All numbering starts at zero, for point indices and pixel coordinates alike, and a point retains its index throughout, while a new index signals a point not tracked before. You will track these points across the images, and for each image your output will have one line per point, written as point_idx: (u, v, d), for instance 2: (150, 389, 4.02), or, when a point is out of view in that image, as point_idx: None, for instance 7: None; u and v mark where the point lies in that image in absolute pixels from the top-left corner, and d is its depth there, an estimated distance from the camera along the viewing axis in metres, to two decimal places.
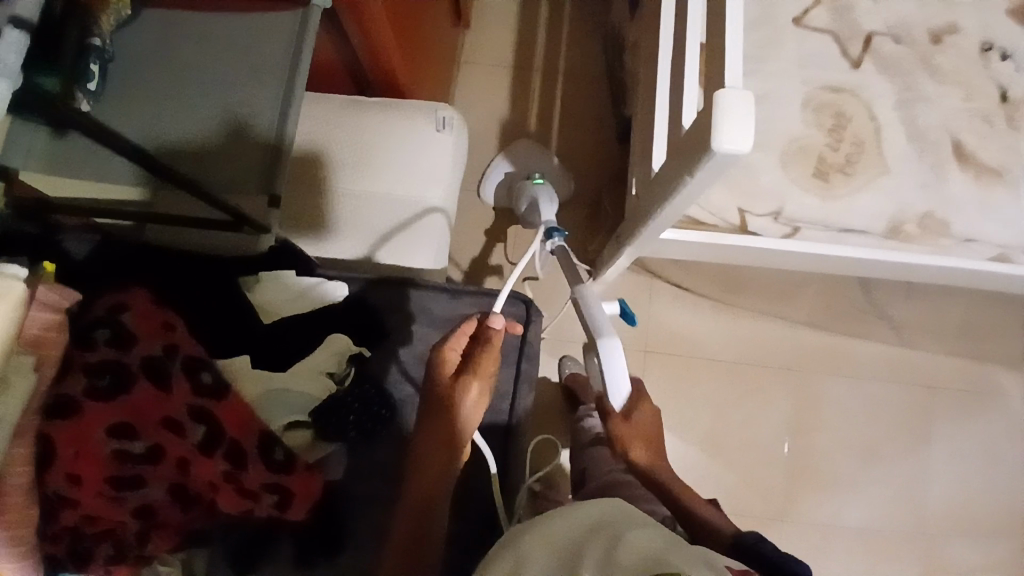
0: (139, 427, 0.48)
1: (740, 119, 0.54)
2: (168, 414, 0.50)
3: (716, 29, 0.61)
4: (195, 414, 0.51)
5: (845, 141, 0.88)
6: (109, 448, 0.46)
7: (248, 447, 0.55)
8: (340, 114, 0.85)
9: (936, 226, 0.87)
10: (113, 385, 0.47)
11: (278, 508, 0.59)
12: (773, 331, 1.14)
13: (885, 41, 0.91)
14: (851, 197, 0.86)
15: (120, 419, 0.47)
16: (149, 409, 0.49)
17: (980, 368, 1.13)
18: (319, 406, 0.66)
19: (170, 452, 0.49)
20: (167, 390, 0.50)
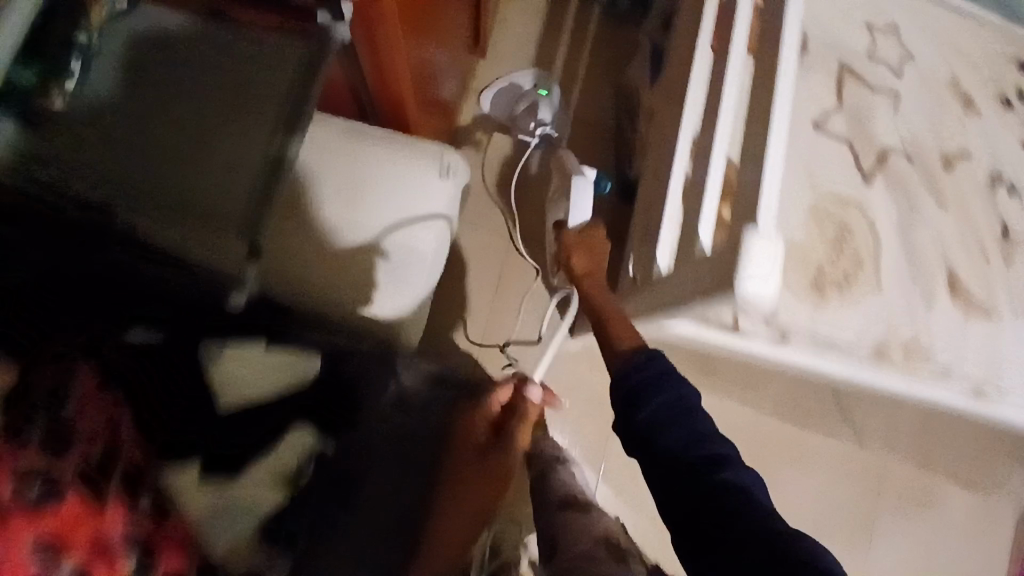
0: (68, 545, 0.46)
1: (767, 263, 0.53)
2: (98, 531, 0.49)
3: None
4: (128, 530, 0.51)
5: (846, 255, 0.86)
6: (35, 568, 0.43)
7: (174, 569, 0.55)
8: (341, 145, 0.79)
9: (917, 354, 0.87)
10: (45, 496, 0.45)
11: None
12: (739, 414, 1.13)
13: (899, 158, 0.90)
14: (842, 313, 0.85)
15: (52, 533, 0.45)
16: (83, 523, 0.47)
17: (927, 476, 1.16)
18: (274, 512, 0.68)
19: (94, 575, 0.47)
20: (102, 501, 0.49)
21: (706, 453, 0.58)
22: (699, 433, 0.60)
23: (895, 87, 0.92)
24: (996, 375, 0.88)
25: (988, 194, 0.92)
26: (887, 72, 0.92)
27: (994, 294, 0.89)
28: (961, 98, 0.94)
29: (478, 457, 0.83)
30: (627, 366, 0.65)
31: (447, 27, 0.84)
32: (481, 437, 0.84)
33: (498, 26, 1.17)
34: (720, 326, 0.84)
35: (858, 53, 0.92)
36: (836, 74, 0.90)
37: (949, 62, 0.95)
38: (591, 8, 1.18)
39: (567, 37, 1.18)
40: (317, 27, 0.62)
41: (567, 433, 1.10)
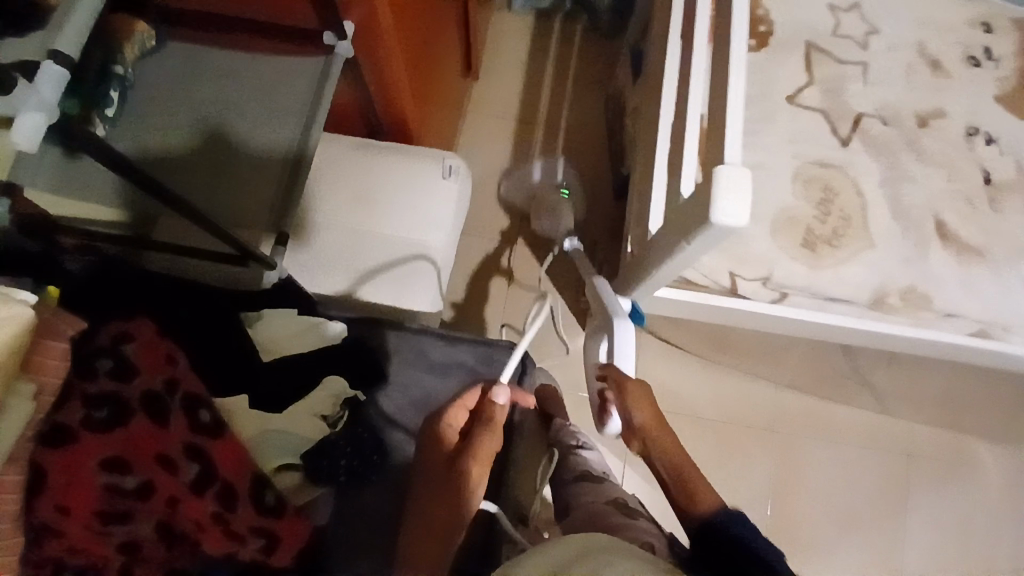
0: (133, 464, 0.45)
1: (738, 197, 0.57)
2: (164, 452, 0.47)
3: (718, 110, 0.64)
4: (191, 451, 0.49)
5: (833, 215, 0.91)
6: (104, 479, 0.44)
7: (240, 488, 0.53)
8: (350, 155, 0.89)
9: (917, 300, 0.90)
10: (112, 417, 0.45)
11: (264, 552, 0.55)
12: (755, 391, 1.16)
13: (874, 121, 0.95)
14: (838, 269, 0.89)
15: (120, 451, 0.45)
16: (146, 446, 0.46)
17: (958, 438, 1.16)
18: (312, 447, 0.65)
19: (161, 489, 0.47)
20: (165, 428, 0.47)
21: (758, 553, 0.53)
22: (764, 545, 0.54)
23: (862, 58, 0.98)
24: (1000, 316, 0.90)
25: (970, 145, 0.96)
26: (852, 45, 0.99)
27: (988, 239, 0.92)
28: (931, 61, 0.99)
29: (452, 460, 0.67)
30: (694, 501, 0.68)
31: (437, 47, 0.93)
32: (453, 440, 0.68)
33: (491, 54, 1.27)
34: (719, 290, 0.92)
35: (823, 31, 0.99)
36: (804, 52, 0.97)
37: (915, 27, 1.01)
38: (575, 28, 1.28)
39: (555, 57, 1.27)
40: (324, 46, 0.72)
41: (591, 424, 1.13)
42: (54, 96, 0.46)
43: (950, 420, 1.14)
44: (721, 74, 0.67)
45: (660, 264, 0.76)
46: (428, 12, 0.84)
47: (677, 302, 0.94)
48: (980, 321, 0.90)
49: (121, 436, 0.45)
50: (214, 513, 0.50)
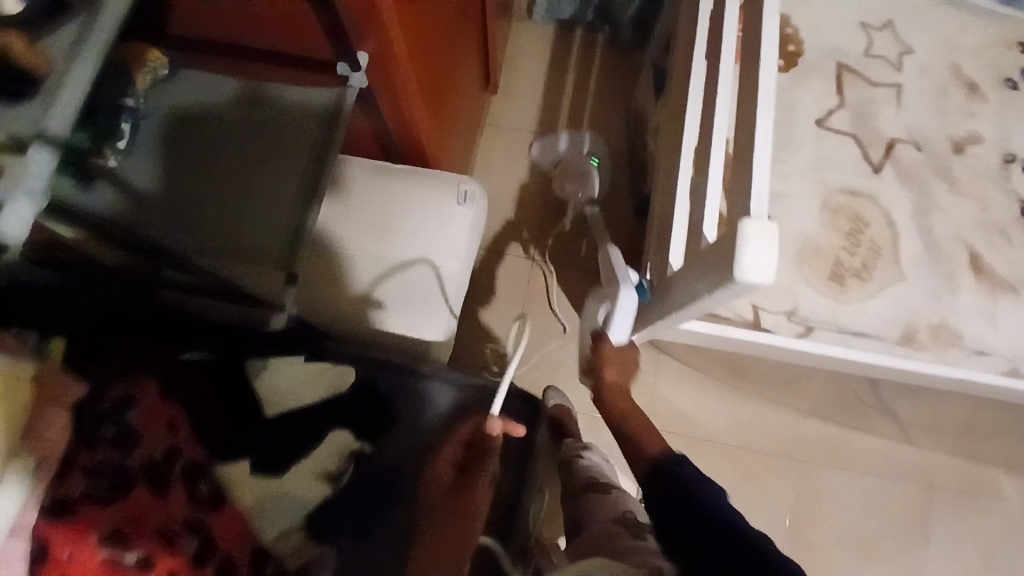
0: (133, 536, 0.54)
1: (764, 247, 0.54)
2: (164, 522, 0.56)
3: (743, 154, 0.61)
4: (190, 525, 0.57)
5: (862, 246, 0.87)
6: (105, 554, 0.52)
7: (236, 557, 0.60)
8: (361, 182, 0.87)
9: (948, 338, 0.86)
10: (110, 491, 0.55)
11: None
12: (772, 416, 1.14)
13: (907, 147, 0.91)
14: (864, 303, 0.86)
15: (117, 524, 0.54)
16: (148, 514, 0.56)
17: (982, 469, 1.12)
18: (314, 508, 0.67)
19: (160, 563, 0.54)
20: (162, 494, 0.57)
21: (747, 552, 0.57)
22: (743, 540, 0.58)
23: (895, 80, 0.94)
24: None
25: (1008, 173, 0.92)
26: (886, 66, 0.94)
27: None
28: (968, 82, 0.95)
29: (451, 498, 0.69)
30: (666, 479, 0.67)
31: (455, 70, 0.91)
32: (448, 477, 0.71)
33: (509, 64, 1.24)
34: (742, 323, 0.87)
35: (856, 50, 0.94)
36: (835, 72, 0.93)
37: (952, 46, 0.96)
38: (595, 37, 1.24)
39: (575, 68, 1.24)
40: (340, 78, 0.71)
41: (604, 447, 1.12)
42: (44, 181, 0.45)
43: (974, 450, 1.11)
44: (747, 114, 0.64)
45: (681, 299, 0.73)
46: (446, 36, 0.82)
47: (695, 333, 0.89)
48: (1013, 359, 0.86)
49: (119, 505, 0.54)
50: None
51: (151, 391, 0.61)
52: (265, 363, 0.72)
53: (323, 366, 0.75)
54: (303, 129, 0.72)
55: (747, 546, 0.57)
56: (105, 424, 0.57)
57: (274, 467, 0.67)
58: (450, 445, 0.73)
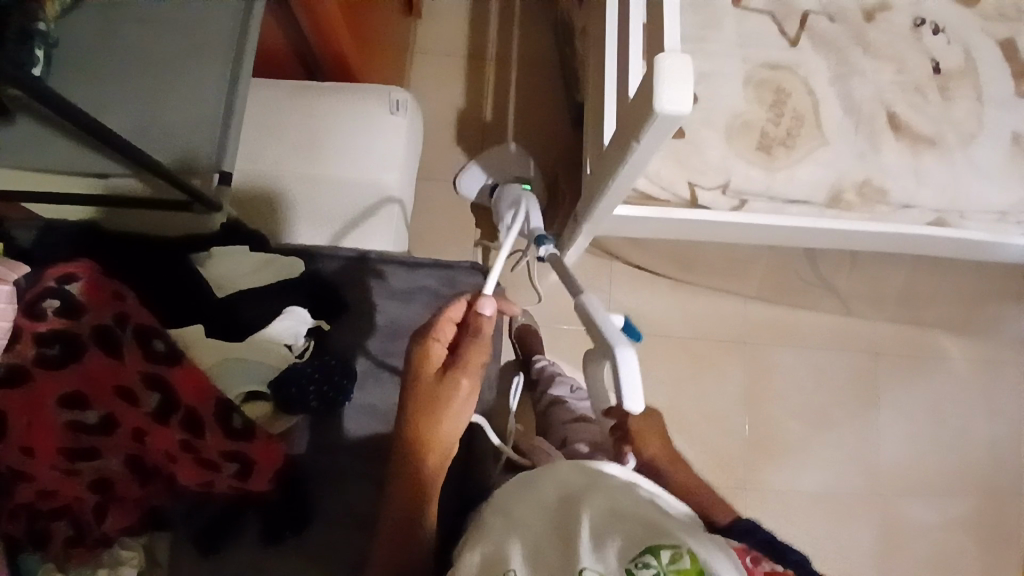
0: (94, 399, 0.52)
1: (680, 80, 0.56)
2: (120, 382, 0.53)
3: (657, 4, 0.63)
4: (149, 380, 0.55)
5: (786, 116, 0.91)
6: (63, 414, 0.50)
7: (205, 416, 0.57)
8: (289, 100, 0.85)
9: (875, 194, 0.91)
10: (64, 353, 0.50)
11: (239, 480, 0.62)
12: (723, 305, 1.19)
13: (820, 18, 0.96)
14: (793, 169, 0.90)
15: (76, 388, 0.51)
16: (102, 379, 0.52)
17: (922, 332, 1.21)
18: (275, 376, 0.65)
19: (124, 420, 0.53)
20: (118, 359, 0.53)
21: None
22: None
23: None
24: (958, 202, 0.91)
25: (918, 40, 0.97)
26: None
27: (942, 129, 0.93)
28: None
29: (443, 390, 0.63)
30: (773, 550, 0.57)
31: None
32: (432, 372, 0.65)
33: None
34: (681, 205, 0.91)
35: None
36: None
37: None
38: None
39: None
40: None
41: (569, 354, 1.15)
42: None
43: (912, 316, 1.19)
44: None
45: (614, 173, 0.77)
46: None
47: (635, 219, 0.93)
48: (934, 206, 0.91)
49: (82, 371, 0.51)
50: (182, 441, 0.57)
51: (87, 267, 0.55)
52: (206, 256, 0.74)
53: (266, 258, 0.76)
54: (207, 27, 0.71)
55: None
56: (151, 339, 0.56)
57: (229, 334, 0.67)
58: (440, 335, 0.65)
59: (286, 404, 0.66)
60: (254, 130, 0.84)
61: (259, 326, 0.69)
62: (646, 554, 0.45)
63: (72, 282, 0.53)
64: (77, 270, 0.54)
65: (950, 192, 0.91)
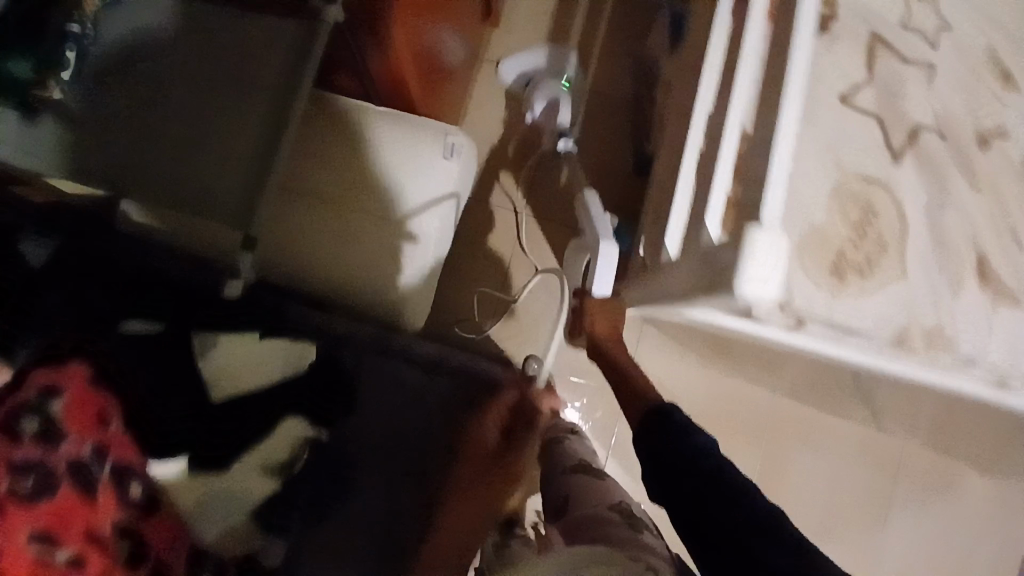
0: (60, 536, 0.52)
1: (769, 265, 0.51)
2: (89, 525, 0.55)
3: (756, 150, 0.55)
4: (120, 527, 0.59)
5: (869, 239, 0.82)
6: (32, 552, 0.51)
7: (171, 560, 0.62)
8: (335, 127, 0.81)
9: (943, 345, 0.83)
10: (37, 488, 0.52)
11: None
12: (746, 391, 1.13)
13: (931, 135, 0.84)
14: (861, 300, 0.82)
15: (39, 527, 0.51)
16: (70, 517, 0.54)
17: (948, 460, 1.14)
18: (262, 505, 0.69)
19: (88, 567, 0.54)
20: (92, 500, 0.56)
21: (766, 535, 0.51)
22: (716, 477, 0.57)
23: (929, 58, 0.86)
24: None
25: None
26: (922, 41, 0.86)
27: None
28: (1007, 70, 0.87)
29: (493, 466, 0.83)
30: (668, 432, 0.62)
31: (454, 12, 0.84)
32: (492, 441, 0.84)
33: None
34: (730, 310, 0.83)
35: (892, 21, 0.86)
36: (866, 44, 0.85)
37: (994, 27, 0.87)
38: None
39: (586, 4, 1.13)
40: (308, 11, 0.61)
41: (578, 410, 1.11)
42: None
43: (942, 442, 1.12)
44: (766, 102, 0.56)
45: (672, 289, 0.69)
46: None
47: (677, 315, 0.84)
48: (1001, 364, 0.84)
49: (46, 505, 0.52)
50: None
51: (81, 378, 0.58)
52: (213, 338, 0.70)
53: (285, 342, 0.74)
54: (260, 65, 0.63)
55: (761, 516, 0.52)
56: (130, 483, 0.60)
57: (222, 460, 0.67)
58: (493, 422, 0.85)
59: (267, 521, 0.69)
60: (296, 155, 0.81)
61: (267, 433, 0.71)
62: None
63: (60, 399, 0.56)
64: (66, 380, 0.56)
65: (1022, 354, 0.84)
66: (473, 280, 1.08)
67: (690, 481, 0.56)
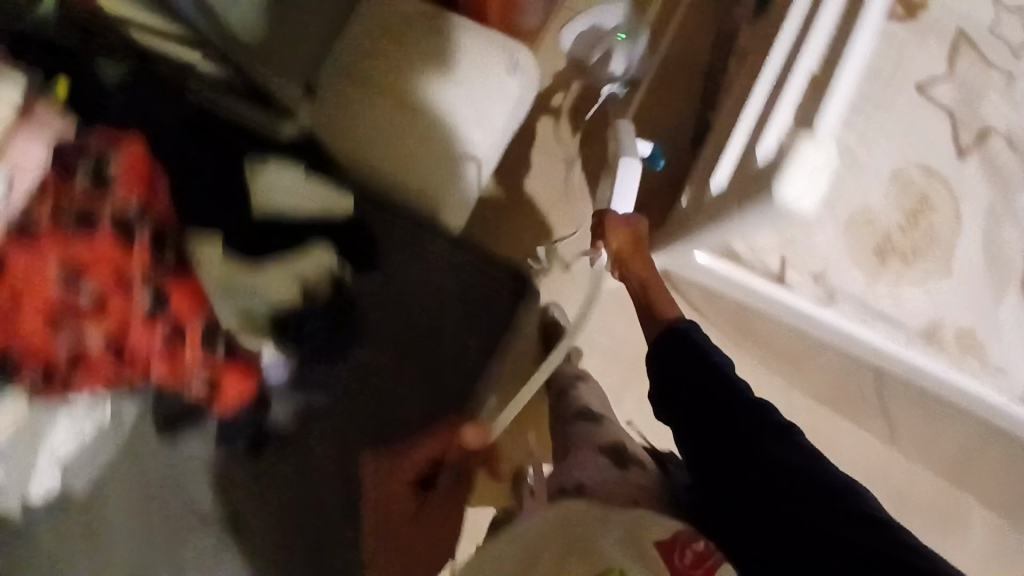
0: (90, 271, 0.59)
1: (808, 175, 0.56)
2: (124, 268, 0.61)
3: None
4: (148, 280, 0.62)
5: (919, 230, 0.80)
6: (60, 288, 0.58)
7: (192, 355, 0.64)
8: (406, 23, 0.81)
9: (978, 353, 0.82)
10: (77, 224, 0.59)
11: (207, 395, 0.65)
12: (765, 383, 1.12)
13: (1002, 140, 0.81)
14: (902, 287, 0.80)
15: (74, 259, 0.59)
16: (103, 259, 0.60)
17: (957, 493, 1.12)
18: (287, 308, 0.70)
19: (115, 309, 0.60)
20: (129, 245, 0.61)
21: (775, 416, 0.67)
22: (755, 408, 0.68)
23: (1013, 65, 0.83)
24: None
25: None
26: (1010, 47, 0.83)
27: None
28: None
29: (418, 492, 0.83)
30: (687, 348, 0.77)
31: None
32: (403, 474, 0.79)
33: None
34: (764, 274, 0.83)
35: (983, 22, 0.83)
36: (951, 39, 0.83)
37: None
38: None
39: None
40: None
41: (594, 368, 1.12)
42: None
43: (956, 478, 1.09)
44: None
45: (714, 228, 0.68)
46: None
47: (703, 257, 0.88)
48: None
49: (86, 247, 0.59)
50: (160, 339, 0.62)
51: (134, 140, 0.66)
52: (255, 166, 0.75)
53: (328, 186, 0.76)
54: None
55: (798, 464, 0.62)
56: (213, 334, 0.65)
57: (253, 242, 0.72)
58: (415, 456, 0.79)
59: (284, 325, 0.70)
60: (362, 39, 0.81)
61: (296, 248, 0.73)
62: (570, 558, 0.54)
63: (113, 153, 0.63)
64: (124, 142, 0.64)
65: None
66: (513, 222, 1.10)
67: (700, 387, 0.72)
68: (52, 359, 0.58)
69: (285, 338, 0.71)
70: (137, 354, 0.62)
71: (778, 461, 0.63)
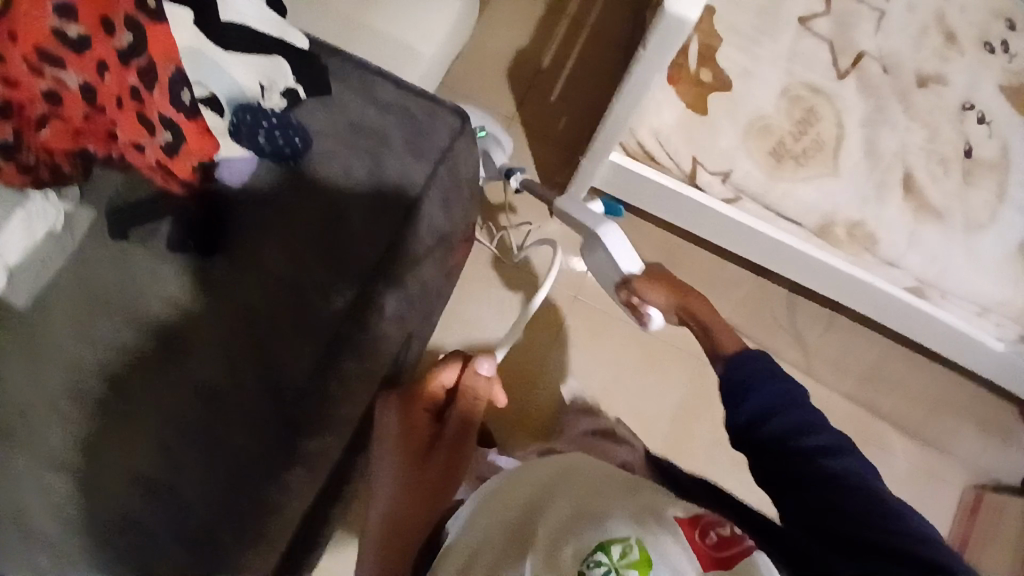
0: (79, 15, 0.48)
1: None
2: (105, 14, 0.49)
3: None
4: (132, 27, 0.50)
5: (808, 136, 0.93)
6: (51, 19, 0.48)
7: (165, 134, 0.56)
8: None
9: (867, 242, 0.93)
10: None
11: (166, 169, 0.59)
12: None
13: (873, 63, 0.97)
14: (795, 184, 0.92)
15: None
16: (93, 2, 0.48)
17: (873, 419, 1.22)
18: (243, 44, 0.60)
19: (98, 50, 0.50)
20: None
21: (823, 442, 0.60)
22: (811, 430, 0.62)
23: (880, 8, 1.00)
24: (935, 277, 0.95)
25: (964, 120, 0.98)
26: None
27: (954, 206, 0.94)
28: (948, 32, 1.01)
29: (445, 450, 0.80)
30: (735, 397, 0.67)
31: None
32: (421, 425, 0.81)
33: None
34: (677, 175, 0.94)
35: None
36: None
37: None
38: None
39: None
40: None
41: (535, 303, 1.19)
42: None
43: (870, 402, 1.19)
44: None
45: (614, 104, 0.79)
46: None
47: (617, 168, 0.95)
48: (909, 276, 0.95)
49: None
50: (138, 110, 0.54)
51: None
52: None
53: None
54: None
55: (894, 512, 0.52)
56: (183, 86, 0.54)
57: None
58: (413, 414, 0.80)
59: (243, 135, 0.61)
60: None
61: None
62: (596, 551, 0.47)
63: None
64: None
65: (933, 267, 0.94)
66: None
67: (771, 453, 0.62)
68: (32, 101, 0.52)
69: (244, 143, 0.62)
70: (119, 112, 0.53)
71: (847, 492, 0.55)
